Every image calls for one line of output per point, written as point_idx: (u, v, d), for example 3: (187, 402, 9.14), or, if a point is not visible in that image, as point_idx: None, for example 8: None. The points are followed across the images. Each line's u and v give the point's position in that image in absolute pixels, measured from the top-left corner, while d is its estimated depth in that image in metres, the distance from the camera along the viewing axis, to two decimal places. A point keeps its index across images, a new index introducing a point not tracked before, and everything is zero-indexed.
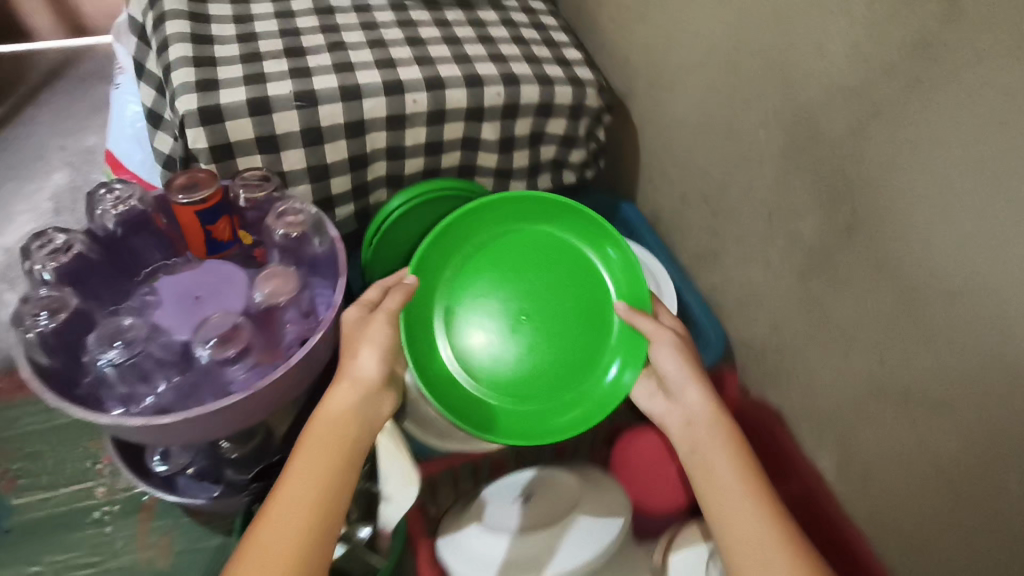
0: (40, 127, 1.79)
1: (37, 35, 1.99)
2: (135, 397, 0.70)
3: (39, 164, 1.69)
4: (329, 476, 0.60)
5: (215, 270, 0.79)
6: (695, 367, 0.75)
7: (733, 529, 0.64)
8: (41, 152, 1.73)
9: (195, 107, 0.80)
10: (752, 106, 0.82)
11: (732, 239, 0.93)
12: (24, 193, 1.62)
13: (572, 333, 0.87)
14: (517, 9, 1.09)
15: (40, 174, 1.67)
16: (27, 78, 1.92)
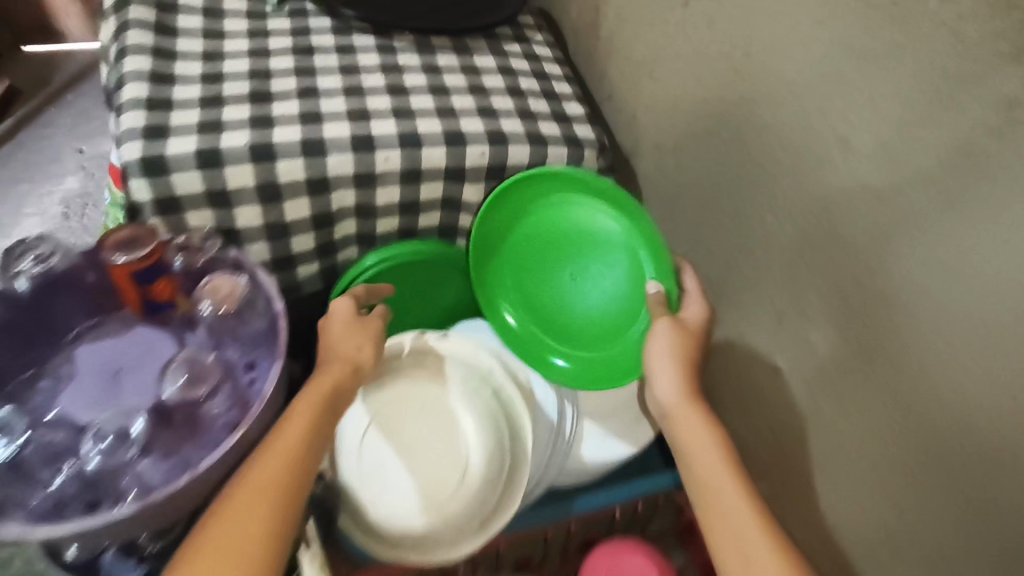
0: (59, 122, 1.75)
1: (69, 37, 1.90)
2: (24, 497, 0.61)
3: (54, 164, 1.67)
4: (302, 435, 0.58)
5: (140, 341, 0.73)
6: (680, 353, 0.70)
7: (720, 523, 0.58)
8: (58, 149, 1.69)
9: (137, 157, 0.73)
10: (763, 192, 0.71)
11: (732, 333, 0.82)
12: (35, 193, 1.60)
13: (609, 292, 0.83)
14: (519, 55, 1.00)
15: (56, 172, 1.65)
16: (53, 74, 1.86)
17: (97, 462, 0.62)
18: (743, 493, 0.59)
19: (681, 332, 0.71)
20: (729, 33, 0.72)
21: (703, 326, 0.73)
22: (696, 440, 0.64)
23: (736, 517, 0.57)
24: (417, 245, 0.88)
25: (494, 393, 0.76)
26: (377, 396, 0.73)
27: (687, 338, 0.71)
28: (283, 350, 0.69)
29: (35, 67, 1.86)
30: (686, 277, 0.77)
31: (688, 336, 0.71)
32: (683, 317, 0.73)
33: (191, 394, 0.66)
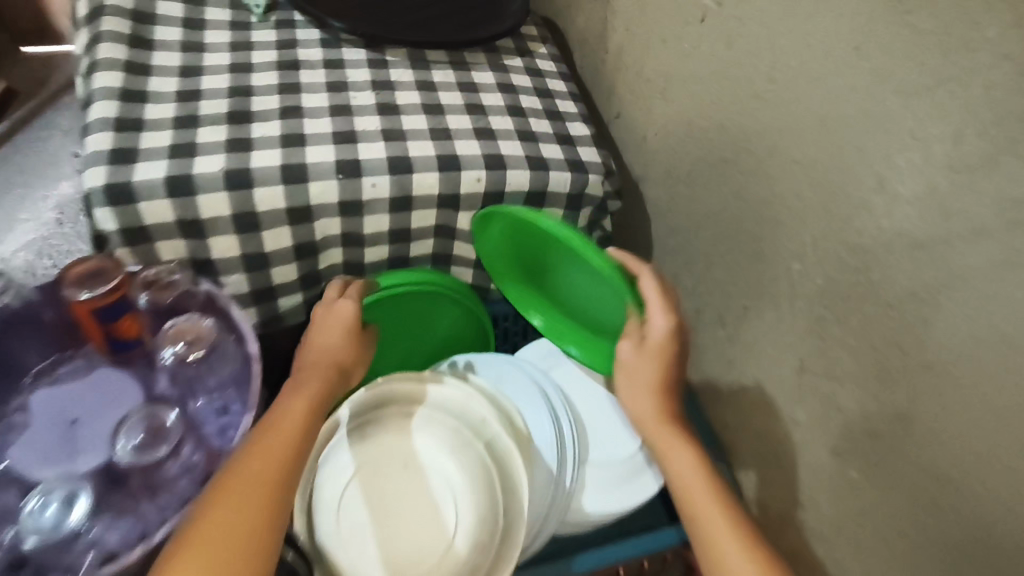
0: (55, 122, 1.69)
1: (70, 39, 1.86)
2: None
3: (52, 165, 1.60)
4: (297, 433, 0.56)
5: (101, 386, 0.68)
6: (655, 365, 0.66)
7: (706, 551, 0.56)
8: (58, 149, 1.63)
9: (100, 184, 0.67)
10: (786, 229, 0.64)
11: (749, 378, 0.75)
12: (29, 195, 1.53)
13: (602, 305, 0.75)
14: (521, 70, 0.93)
15: (54, 175, 1.58)
16: (52, 75, 1.81)
17: (32, 539, 0.54)
18: (725, 518, 0.57)
19: (642, 359, 0.65)
20: (749, 53, 0.66)
21: (676, 339, 0.65)
22: (681, 461, 0.62)
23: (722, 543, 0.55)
24: (417, 276, 0.81)
25: (487, 444, 0.69)
26: (361, 450, 0.68)
27: (647, 364, 0.66)
28: (254, 401, 0.63)
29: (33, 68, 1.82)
30: (644, 282, 0.67)
31: (650, 363, 0.65)
32: (647, 337, 0.66)
33: (150, 453, 0.59)
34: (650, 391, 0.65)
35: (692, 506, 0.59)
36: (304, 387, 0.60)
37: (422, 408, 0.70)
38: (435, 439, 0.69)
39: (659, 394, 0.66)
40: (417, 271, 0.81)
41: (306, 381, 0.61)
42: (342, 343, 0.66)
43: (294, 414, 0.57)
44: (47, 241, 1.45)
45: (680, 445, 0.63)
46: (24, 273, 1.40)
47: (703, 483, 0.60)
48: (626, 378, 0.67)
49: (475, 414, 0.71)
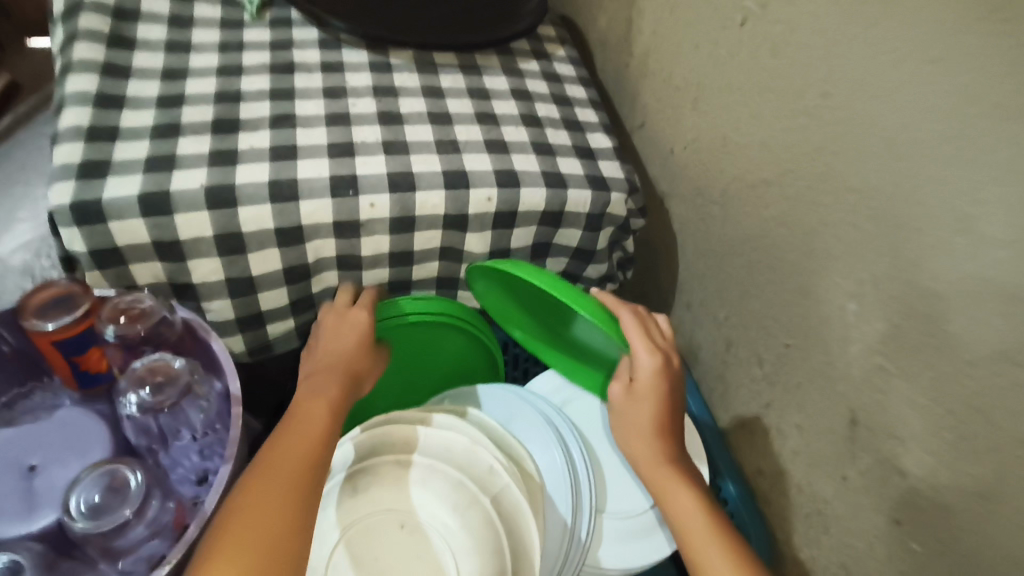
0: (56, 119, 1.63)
1: None
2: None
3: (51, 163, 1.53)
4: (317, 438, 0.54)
5: (64, 428, 0.59)
6: (654, 395, 0.64)
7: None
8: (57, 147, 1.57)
9: (66, 203, 0.59)
10: (840, 264, 0.56)
11: (787, 424, 0.67)
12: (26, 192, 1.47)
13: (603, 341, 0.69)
14: (536, 74, 0.86)
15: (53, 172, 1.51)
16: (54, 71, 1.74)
17: None
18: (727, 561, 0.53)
19: (633, 402, 0.64)
20: (799, 64, 0.58)
21: (665, 375, 0.63)
22: (678, 492, 0.59)
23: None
24: (438, 305, 0.75)
25: (494, 499, 0.61)
26: (354, 507, 0.61)
27: (640, 404, 0.64)
28: (233, 454, 0.55)
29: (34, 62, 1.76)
30: (623, 316, 0.64)
31: (641, 402, 0.64)
32: (635, 377, 0.64)
33: (108, 515, 0.49)
34: (644, 427, 0.63)
35: (688, 545, 0.56)
36: (321, 393, 0.59)
37: (423, 458, 0.64)
38: (436, 496, 0.62)
39: (656, 424, 0.63)
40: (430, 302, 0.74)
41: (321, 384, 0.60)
42: (354, 351, 0.65)
43: (311, 429, 0.55)
44: (41, 240, 1.38)
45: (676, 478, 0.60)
46: (18, 275, 1.33)
47: (700, 520, 0.56)
48: (622, 409, 0.65)
49: (481, 463, 0.63)
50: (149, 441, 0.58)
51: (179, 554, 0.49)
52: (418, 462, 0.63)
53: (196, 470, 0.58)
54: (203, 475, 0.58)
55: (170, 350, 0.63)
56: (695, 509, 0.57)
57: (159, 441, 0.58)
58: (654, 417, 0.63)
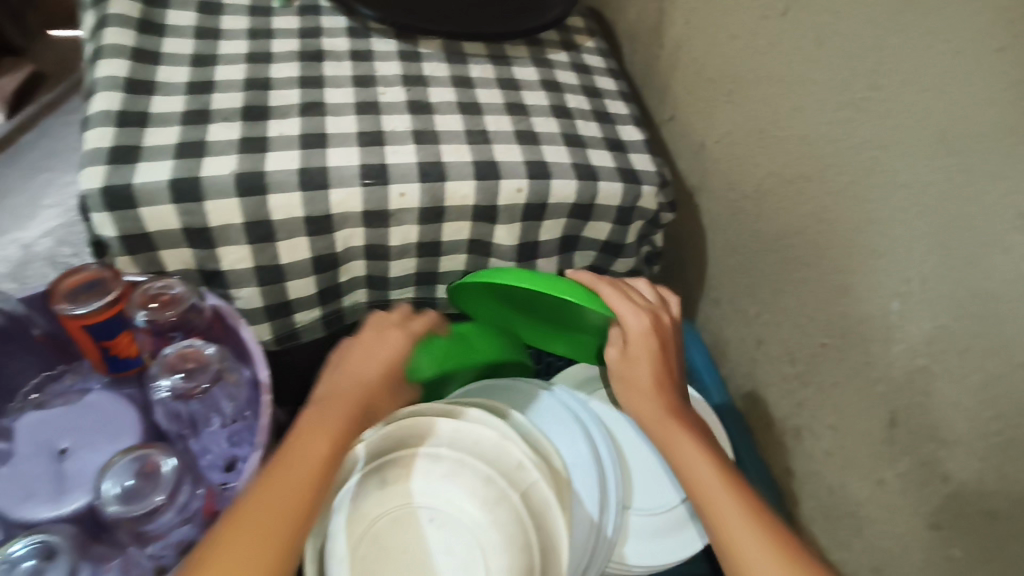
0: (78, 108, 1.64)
1: None
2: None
3: (73, 151, 1.54)
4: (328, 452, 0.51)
5: (93, 412, 0.59)
6: (653, 359, 0.62)
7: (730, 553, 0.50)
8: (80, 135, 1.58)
9: (98, 187, 0.59)
10: (884, 261, 0.55)
11: (820, 424, 0.66)
12: (50, 179, 1.48)
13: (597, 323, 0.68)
14: (566, 66, 0.84)
15: (76, 160, 1.52)
16: (78, 60, 1.75)
17: None
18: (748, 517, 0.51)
19: (634, 359, 0.63)
20: (847, 56, 0.57)
21: (656, 332, 0.63)
22: (687, 452, 0.57)
23: (748, 544, 0.49)
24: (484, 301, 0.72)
25: (523, 495, 0.62)
26: (384, 498, 0.62)
27: (635, 362, 0.63)
28: (261, 440, 0.55)
29: (60, 50, 1.77)
30: (601, 290, 0.63)
31: (638, 359, 0.63)
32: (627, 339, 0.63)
33: (141, 501, 0.49)
34: (644, 383, 0.62)
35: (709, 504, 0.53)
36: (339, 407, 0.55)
37: (451, 452, 0.63)
38: (465, 489, 0.63)
39: (657, 383, 0.62)
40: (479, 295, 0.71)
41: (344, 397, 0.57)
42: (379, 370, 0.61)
43: (322, 441, 0.52)
44: (65, 227, 1.39)
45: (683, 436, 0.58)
46: (42, 261, 1.34)
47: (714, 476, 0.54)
48: (621, 370, 0.64)
49: (511, 458, 0.63)
50: (179, 427, 0.58)
51: None
52: (447, 455, 0.63)
53: (223, 456, 0.58)
54: (229, 460, 0.58)
55: (200, 336, 0.63)
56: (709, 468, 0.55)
57: (189, 427, 0.58)
58: (654, 375, 0.62)
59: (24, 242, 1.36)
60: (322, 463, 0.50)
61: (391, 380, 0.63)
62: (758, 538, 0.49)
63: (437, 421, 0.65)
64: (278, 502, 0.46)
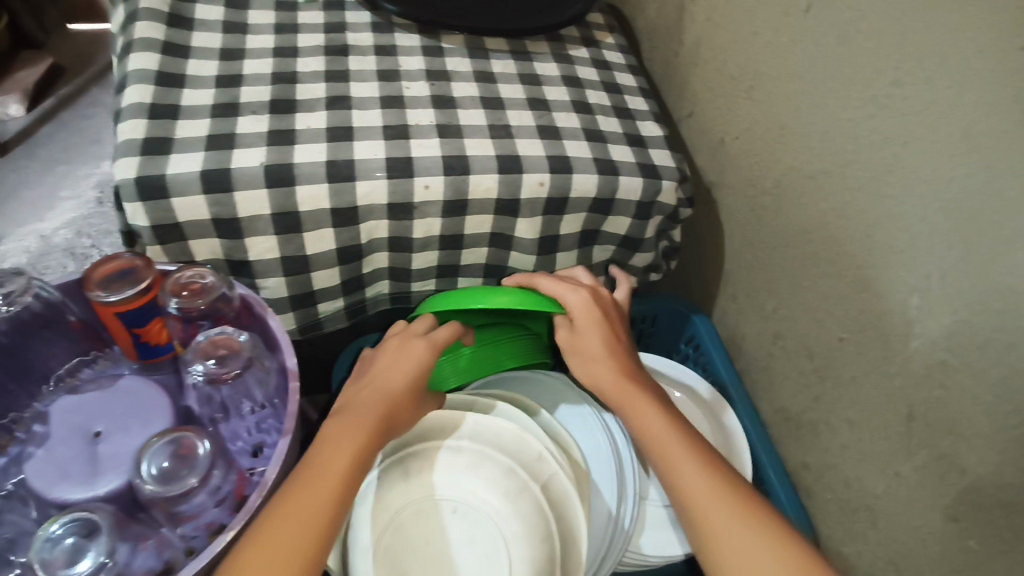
0: (97, 102, 1.66)
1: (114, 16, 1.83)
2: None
3: (92, 144, 1.56)
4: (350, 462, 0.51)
5: (126, 396, 0.61)
6: (600, 332, 0.65)
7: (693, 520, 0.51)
8: (99, 128, 1.60)
9: (132, 177, 0.61)
10: (904, 256, 0.55)
11: (837, 418, 0.66)
12: (69, 171, 1.50)
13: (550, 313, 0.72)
14: (586, 61, 0.85)
15: (95, 153, 1.54)
16: (98, 55, 1.77)
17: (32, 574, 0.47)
18: (706, 471, 0.53)
19: (580, 331, 0.66)
20: (871, 53, 0.58)
21: (596, 304, 0.67)
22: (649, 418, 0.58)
23: (706, 497, 0.51)
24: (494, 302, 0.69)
25: (543, 486, 0.63)
26: (407, 490, 0.64)
27: (584, 332, 0.66)
28: (290, 428, 0.56)
29: (80, 45, 1.79)
30: (538, 281, 0.68)
31: (586, 329, 0.65)
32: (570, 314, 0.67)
33: (176, 482, 0.50)
34: (593, 350, 0.65)
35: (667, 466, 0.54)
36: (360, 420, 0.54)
37: (473, 444, 0.65)
38: (487, 480, 0.65)
39: (608, 351, 0.65)
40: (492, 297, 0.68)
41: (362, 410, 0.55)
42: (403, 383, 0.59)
43: (344, 451, 0.51)
44: (84, 218, 1.41)
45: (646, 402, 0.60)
46: (61, 252, 1.36)
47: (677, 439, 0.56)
48: (570, 342, 0.66)
49: (531, 450, 0.65)
50: (211, 411, 0.59)
51: (242, 522, 0.51)
52: (469, 447, 0.65)
53: (249, 441, 0.60)
54: (256, 446, 0.61)
55: (229, 323, 0.64)
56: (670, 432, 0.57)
57: (221, 411, 0.59)
58: (603, 343, 0.65)
59: (43, 233, 1.38)
60: (346, 475, 0.50)
61: (418, 390, 0.61)
62: (715, 487, 0.51)
63: (466, 415, 0.67)
64: (306, 515, 0.47)
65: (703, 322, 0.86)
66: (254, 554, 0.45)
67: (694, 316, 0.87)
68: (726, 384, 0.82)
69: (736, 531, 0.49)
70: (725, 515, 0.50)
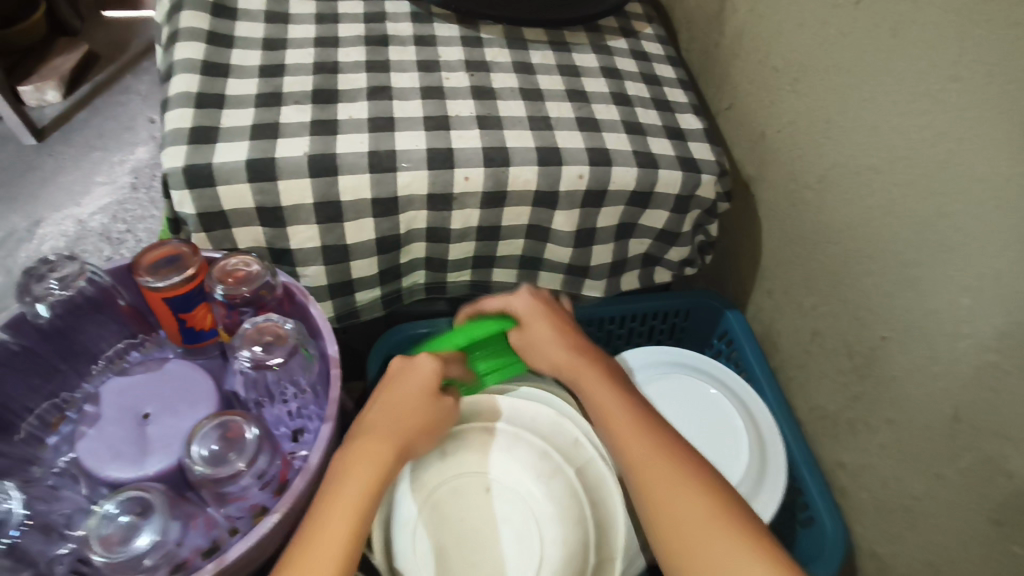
0: (132, 89, 1.69)
1: (149, 4, 1.86)
2: (39, 561, 0.50)
3: (127, 130, 1.59)
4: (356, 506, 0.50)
5: (173, 379, 0.62)
6: (552, 324, 0.66)
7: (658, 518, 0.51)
8: (134, 114, 1.62)
9: (181, 166, 0.62)
10: (956, 255, 0.55)
11: (877, 418, 0.66)
12: (105, 158, 1.53)
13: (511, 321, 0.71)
14: (625, 53, 0.84)
15: (130, 140, 1.57)
16: (133, 43, 1.80)
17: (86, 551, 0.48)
18: (675, 478, 0.52)
19: (530, 323, 0.66)
20: (926, 45, 0.56)
21: (540, 298, 0.68)
22: (614, 415, 0.58)
23: (673, 508, 0.51)
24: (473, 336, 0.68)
25: (579, 471, 0.65)
26: (442, 469, 0.65)
27: (536, 323, 0.65)
28: (332, 416, 0.58)
29: (115, 32, 1.82)
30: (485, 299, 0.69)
31: (537, 322, 0.65)
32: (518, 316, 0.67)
33: (225, 464, 0.51)
34: (548, 340, 0.65)
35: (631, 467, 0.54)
36: (368, 455, 0.52)
37: (508, 426, 0.67)
38: (521, 462, 0.66)
39: (562, 343, 0.64)
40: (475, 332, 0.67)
41: (369, 443, 0.53)
42: (415, 413, 0.57)
43: (350, 491, 0.50)
44: (118, 204, 1.44)
45: (614, 398, 0.60)
46: (97, 236, 1.39)
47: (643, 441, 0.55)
48: (526, 344, 0.66)
49: (568, 435, 0.67)
50: (255, 397, 0.60)
51: (286, 506, 0.53)
52: (504, 429, 0.67)
53: (290, 427, 0.62)
54: (297, 431, 0.62)
55: (272, 311, 0.64)
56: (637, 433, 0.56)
57: (265, 396, 0.60)
58: (553, 332, 0.65)
59: (79, 218, 1.41)
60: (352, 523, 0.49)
61: (430, 414, 0.58)
62: (686, 491, 0.51)
63: (497, 398, 0.69)
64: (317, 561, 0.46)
65: (736, 317, 0.86)
66: None
67: (727, 311, 0.86)
68: (759, 379, 0.82)
69: (703, 536, 0.49)
70: (695, 520, 0.49)
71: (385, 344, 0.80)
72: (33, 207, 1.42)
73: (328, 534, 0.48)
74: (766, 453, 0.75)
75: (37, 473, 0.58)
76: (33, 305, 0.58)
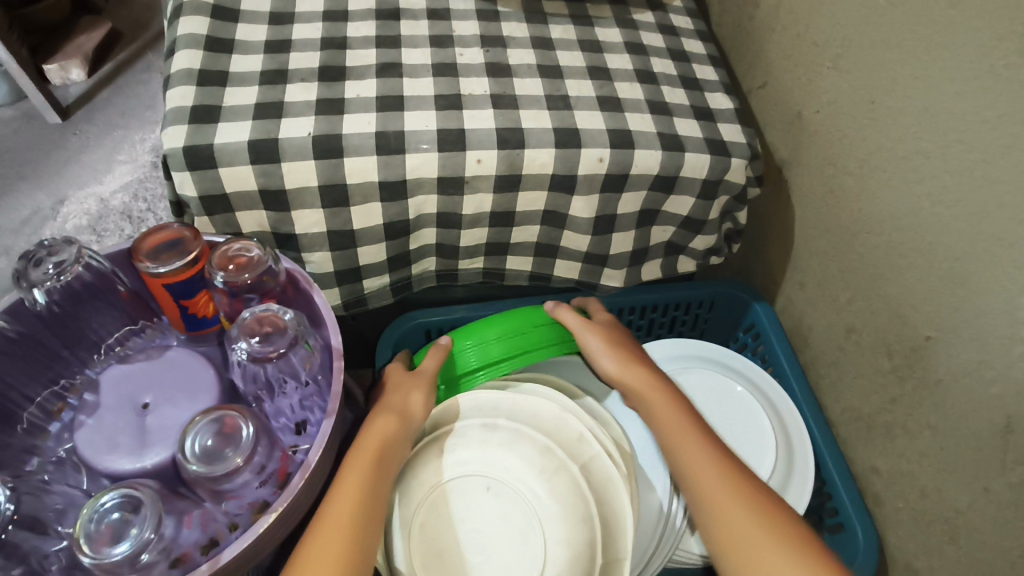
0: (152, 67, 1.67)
1: None
2: (32, 557, 0.49)
3: (147, 109, 1.57)
4: (373, 460, 0.52)
5: (173, 368, 0.60)
6: (624, 338, 0.65)
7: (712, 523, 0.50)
8: (153, 92, 1.61)
9: (180, 147, 0.59)
10: (1015, 251, 0.50)
11: (917, 423, 0.61)
12: (124, 136, 1.52)
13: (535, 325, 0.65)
14: (651, 27, 0.79)
15: (149, 118, 1.56)
16: (152, 21, 1.78)
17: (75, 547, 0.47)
18: (730, 489, 0.51)
19: (598, 328, 0.65)
20: (990, 18, 0.51)
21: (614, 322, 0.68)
22: (670, 422, 0.58)
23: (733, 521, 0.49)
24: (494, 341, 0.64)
25: (583, 467, 0.62)
26: (442, 466, 0.62)
27: (602, 330, 0.65)
28: (334, 412, 0.55)
29: (132, 8, 1.80)
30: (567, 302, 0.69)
31: (603, 331, 0.65)
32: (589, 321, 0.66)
33: (220, 462, 0.49)
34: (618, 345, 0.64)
35: (690, 474, 0.54)
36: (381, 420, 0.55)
37: (509, 422, 0.64)
38: (523, 459, 0.63)
39: (634, 353, 0.64)
40: (485, 330, 0.64)
41: (381, 413, 0.56)
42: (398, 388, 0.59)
43: (370, 446, 0.53)
44: (139, 183, 1.43)
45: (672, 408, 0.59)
46: (117, 216, 1.38)
47: (713, 468, 0.53)
48: (595, 347, 0.64)
49: (572, 431, 0.64)
50: (255, 389, 0.58)
51: (284, 504, 0.50)
52: (505, 425, 0.64)
53: (292, 419, 0.59)
54: (299, 423, 0.59)
55: (275, 299, 0.61)
56: (705, 457, 0.54)
57: (266, 390, 0.57)
58: (623, 343, 0.65)
59: (101, 196, 1.41)
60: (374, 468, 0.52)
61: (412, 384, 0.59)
62: (741, 505, 0.50)
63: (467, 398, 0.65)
64: (351, 497, 0.49)
65: (764, 310, 0.81)
66: (316, 541, 0.46)
67: (754, 303, 0.82)
68: (787, 376, 0.78)
69: (761, 549, 0.47)
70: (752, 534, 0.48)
71: (390, 342, 0.78)
72: (55, 185, 1.42)
73: (353, 479, 0.50)
74: (792, 454, 0.71)
75: (35, 464, 0.56)
76: (30, 291, 0.56)
